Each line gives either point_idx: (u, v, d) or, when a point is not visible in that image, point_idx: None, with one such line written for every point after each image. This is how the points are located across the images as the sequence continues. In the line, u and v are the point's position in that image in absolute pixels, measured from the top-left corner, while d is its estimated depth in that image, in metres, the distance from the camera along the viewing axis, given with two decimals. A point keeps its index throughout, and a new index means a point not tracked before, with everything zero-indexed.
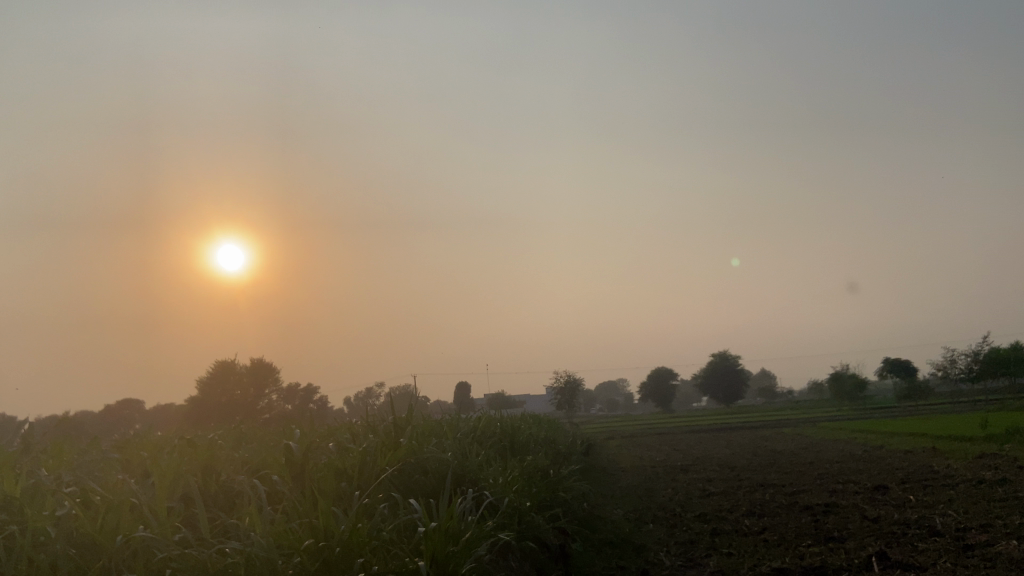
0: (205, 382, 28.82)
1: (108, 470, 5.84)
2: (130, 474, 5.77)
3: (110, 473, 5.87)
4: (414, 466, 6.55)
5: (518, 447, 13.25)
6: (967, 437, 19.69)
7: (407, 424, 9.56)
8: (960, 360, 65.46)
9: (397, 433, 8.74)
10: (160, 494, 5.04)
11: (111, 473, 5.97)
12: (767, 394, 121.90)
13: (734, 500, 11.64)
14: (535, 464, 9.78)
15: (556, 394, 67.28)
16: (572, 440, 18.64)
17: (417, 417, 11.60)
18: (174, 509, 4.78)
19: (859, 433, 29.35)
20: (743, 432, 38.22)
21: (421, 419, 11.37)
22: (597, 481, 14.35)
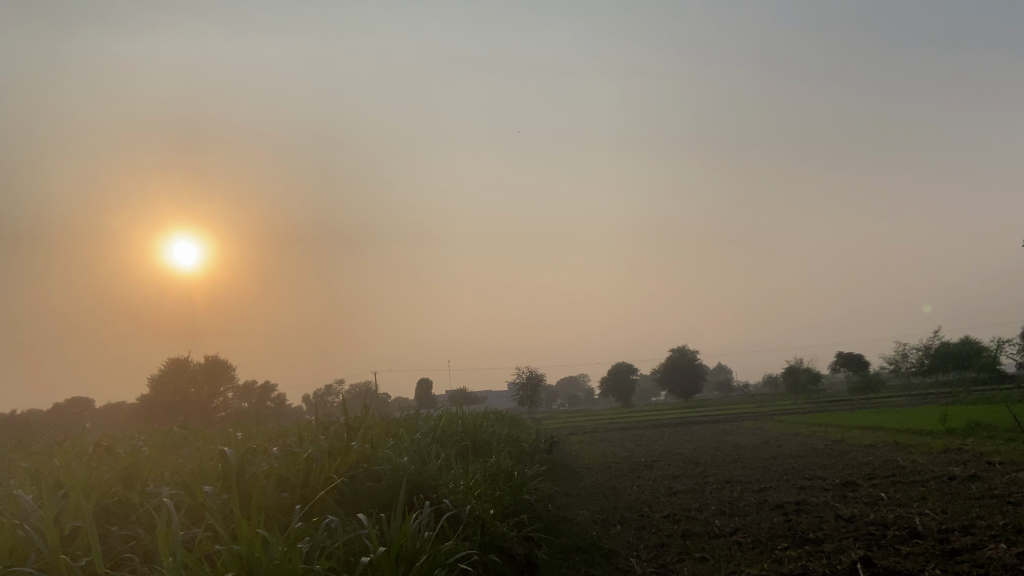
0: (158, 380, 27.85)
1: (20, 481, 5.28)
2: (38, 486, 5.20)
3: (27, 481, 5.33)
4: (372, 472, 6.01)
5: (478, 446, 12.81)
6: (926, 431, 19.86)
7: (362, 426, 9.02)
8: (912, 353, 66.95)
9: (348, 435, 8.19)
10: (64, 514, 4.51)
11: (22, 483, 5.40)
12: (724, 389, 123.29)
13: (704, 499, 11.27)
14: (497, 465, 9.30)
15: (516, 390, 66.93)
16: (537, 438, 18.19)
17: (375, 419, 10.95)
18: (67, 534, 4.22)
19: (813, 427, 29.59)
20: (698, 428, 38.65)
21: (376, 419, 10.85)
22: (560, 480, 13.95)
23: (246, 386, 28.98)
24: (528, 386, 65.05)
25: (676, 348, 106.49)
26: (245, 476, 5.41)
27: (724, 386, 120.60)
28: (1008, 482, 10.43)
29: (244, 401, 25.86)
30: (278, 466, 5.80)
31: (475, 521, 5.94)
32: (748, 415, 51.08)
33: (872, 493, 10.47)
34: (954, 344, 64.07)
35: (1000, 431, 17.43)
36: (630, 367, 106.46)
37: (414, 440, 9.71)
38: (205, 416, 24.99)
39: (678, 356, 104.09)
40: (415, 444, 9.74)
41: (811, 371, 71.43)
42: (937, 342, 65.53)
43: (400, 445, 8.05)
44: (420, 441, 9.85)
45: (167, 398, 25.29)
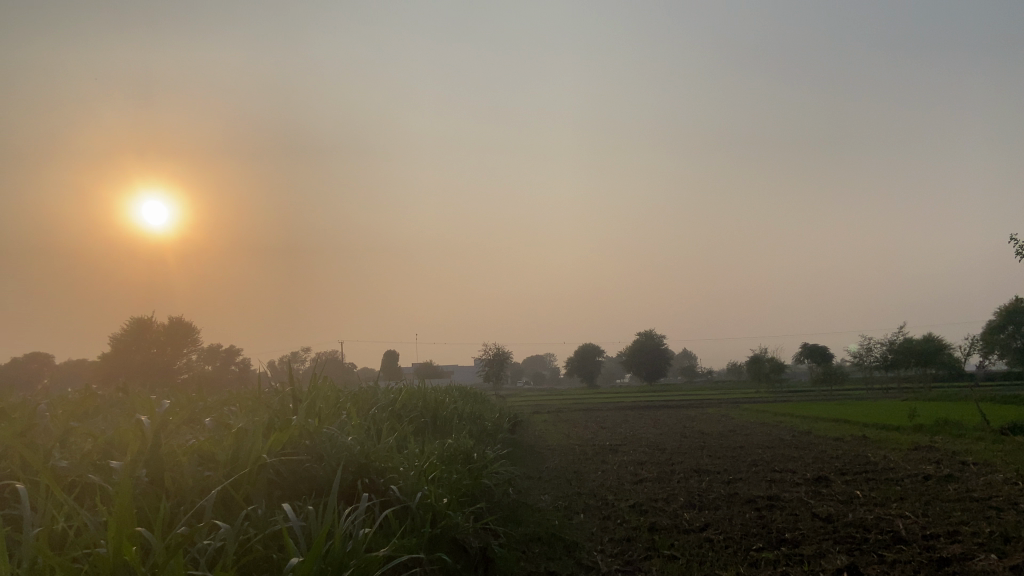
0: (117, 340, 26.77)
1: None
2: None
3: None
4: (312, 451, 5.38)
5: (439, 424, 12.19)
6: (895, 426, 19.68)
7: (312, 398, 8.31)
8: (875, 348, 67.66)
9: (292, 407, 7.50)
10: None
11: None
12: (689, 374, 124.24)
13: (671, 488, 10.80)
14: (456, 446, 8.68)
15: (483, 366, 66.33)
16: (501, 417, 17.65)
17: (329, 389, 10.28)
18: None
19: (778, 417, 29.50)
20: (661, 413, 38.48)
21: (330, 391, 10.18)
22: (522, 462, 13.38)
23: (208, 349, 27.99)
24: (495, 363, 64.51)
25: (644, 332, 106.81)
26: (162, 449, 4.73)
27: (689, 372, 121.42)
28: (985, 484, 10.11)
29: (199, 365, 24.93)
30: (204, 440, 5.14)
31: (426, 511, 5.30)
32: (712, 402, 51.19)
33: (846, 491, 10.07)
34: (916, 340, 64.83)
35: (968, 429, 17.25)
36: (598, 348, 106.61)
37: (370, 417, 9.04)
38: (163, 376, 24.03)
39: (645, 340, 104.37)
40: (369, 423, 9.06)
41: (775, 360, 71.90)
42: (900, 338, 66.28)
43: (347, 420, 7.36)
44: (375, 419, 9.16)
45: (125, 356, 24.30)
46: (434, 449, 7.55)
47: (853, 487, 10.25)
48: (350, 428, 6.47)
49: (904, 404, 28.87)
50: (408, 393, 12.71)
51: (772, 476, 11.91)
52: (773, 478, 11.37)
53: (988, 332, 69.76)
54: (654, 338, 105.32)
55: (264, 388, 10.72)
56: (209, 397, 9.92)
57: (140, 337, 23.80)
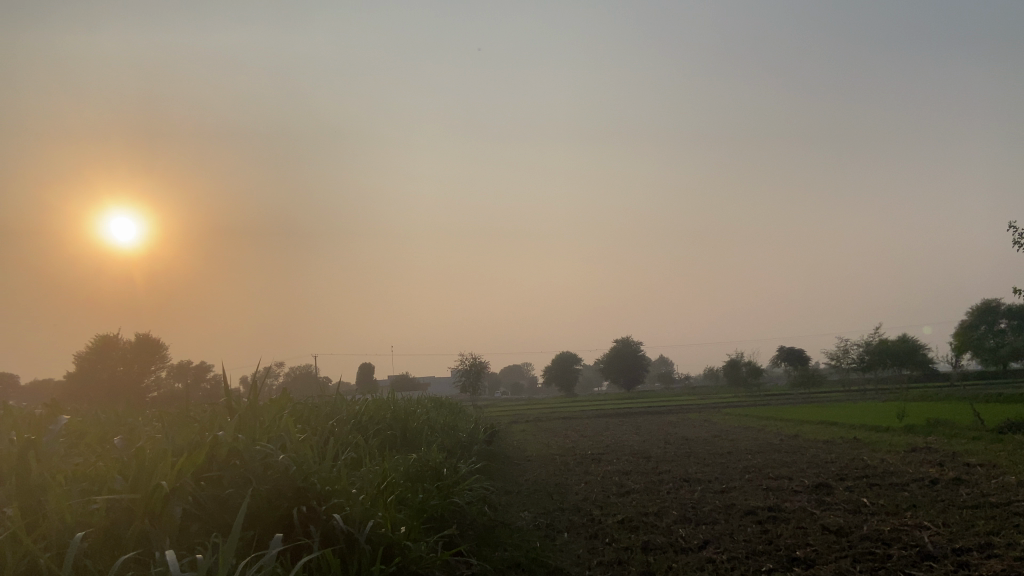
0: (82, 359, 25.56)
1: None
2: None
3: None
4: (240, 474, 4.54)
5: (409, 437, 11.32)
6: (884, 428, 19.08)
7: (261, 414, 7.40)
8: (852, 349, 67.68)
9: (231, 423, 6.61)
10: None
11: None
12: (666, 381, 123.98)
13: (662, 500, 10.00)
14: (425, 461, 7.78)
15: (460, 377, 65.28)
16: (475, 428, 16.77)
17: (284, 401, 9.37)
18: None
19: (760, 421, 28.95)
20: (641, 419, 37.86)
21: (286, 403, 9.27)
22: (499, 476, 12.49)
23: (177, 365, 26.89)
24: (473, 373, 63.49)
25: (620, 339, 106.47)
26: (45, 482, 3.98)
27: (666, 377, 121.30)
28: (997, 487, 9.42)
29: (159, 382, 23.69)
30: (105, 471, 4.37)
31: (379, 546, 4.41)
32: (690, 407, 50.63)
33: (852, 500, 9.30)
34: (892, 341, 64.94)
35: (961, 429, 16.66)
36: (575, 355, 106.06)
37: (329, 436, 8.11)
38: (130, 394, 22.95)
39: (622, 347, 103.90)
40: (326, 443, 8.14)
41: (751, 364, 71.82)
42: (876, 339, 66.37)
43: (296, 436, 6.45)
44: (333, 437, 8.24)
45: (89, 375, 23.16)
46: (394, 469, 6.62)
47: (858, 497, 9.47)
48: (294, 445, 5.57)
49: (886, 406, 28.43)
50: (373, 405, 11.82)
51: (768, 483, 11.14)
52: (771, 485, 10.59)
53: (961, 331, 70.15)
54: (629, 344, 105.18)
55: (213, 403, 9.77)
56: (154, 414, 9.00)
57: (105, 355, 22.69)
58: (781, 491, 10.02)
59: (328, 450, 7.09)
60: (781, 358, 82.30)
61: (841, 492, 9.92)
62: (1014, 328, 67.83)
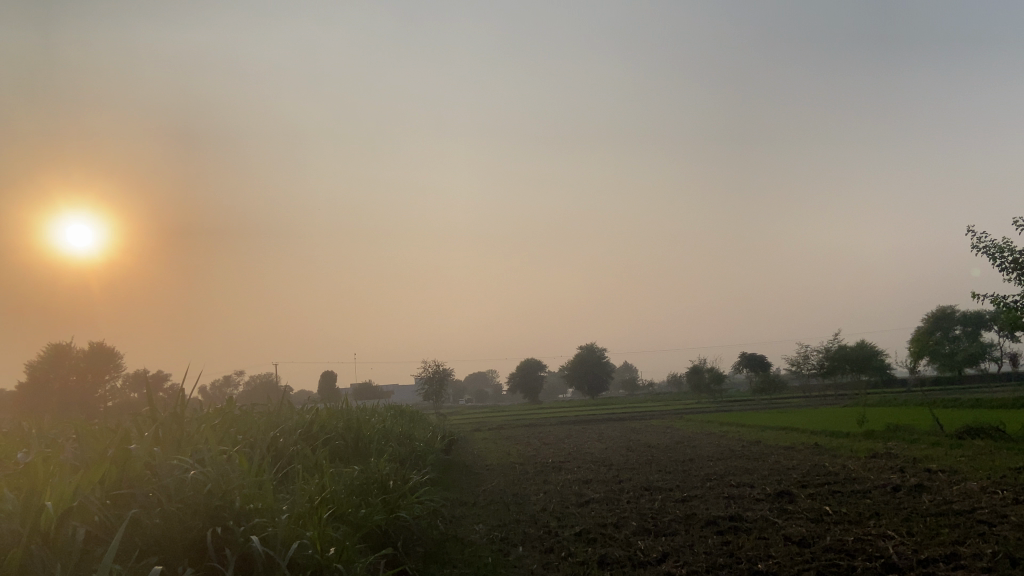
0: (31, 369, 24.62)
1: None
2: None
3: None
4: (151, 490, 4.27)
5: (361, 448, 10.88)
6: (844, 433, 19.07)
7: (192, 434, 6.94)
8: (812, 355, 68.43)
9: (158, 441, 6.17)
10: None
11: None
12: (631, 386, 124.38)
13: (621, 510, 9.69)
14: (372, 472, 7.35)
15: (424, 384, 64.61)
16: (433, 437, 16.34)
17: (224, 416, 8.88)
18: None
19: (722, 426, 28.93)
20: (604, 425, 37.66)
21: (224, 420, 8.82)
22: (456, 487, 12.10)
23: (129, 375, 25.98)
24: (436, 380, 62.87)
25: (585, 345, 106.59)
26: None
27: (631, 383, 121.74)
28: (961, 494, 9.27)
29: (108, 393, 22.80)
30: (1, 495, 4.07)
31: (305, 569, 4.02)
32: (654, 413, 50.61)
33: (815, 508, 9.11)
34: (851, 346, 65.84)
35: (920, 434, 16.66)
36: (539, 362, 105.87)
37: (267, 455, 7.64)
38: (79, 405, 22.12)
39: (587, 353, 103.99)
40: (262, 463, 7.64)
41: (714, 370, 72.29)
42: (836, 344, 67.24)
43: (227, 451, 6.03)
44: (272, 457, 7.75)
45: (36, 386, 22.28)
46: (334, 483, 6.19)
47: (820, 505, 9.25)
48: (221, 459, 5.22)
49: (847, 410, 28.58)
50: (323, 416, 11.35)
51: (730, 491, 10.90)
52: (732, 494, 10.35)
53: (918, 336, 71.41)
54: (594, 350, 105.34)
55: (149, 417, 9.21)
56: (84, 431, 8.44)
57: (52, 365, 21.82)
58: (742, 500, 9.80)
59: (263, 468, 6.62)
60: (743, 364, 83.04)
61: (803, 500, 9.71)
62: (968, 333, 69.25)
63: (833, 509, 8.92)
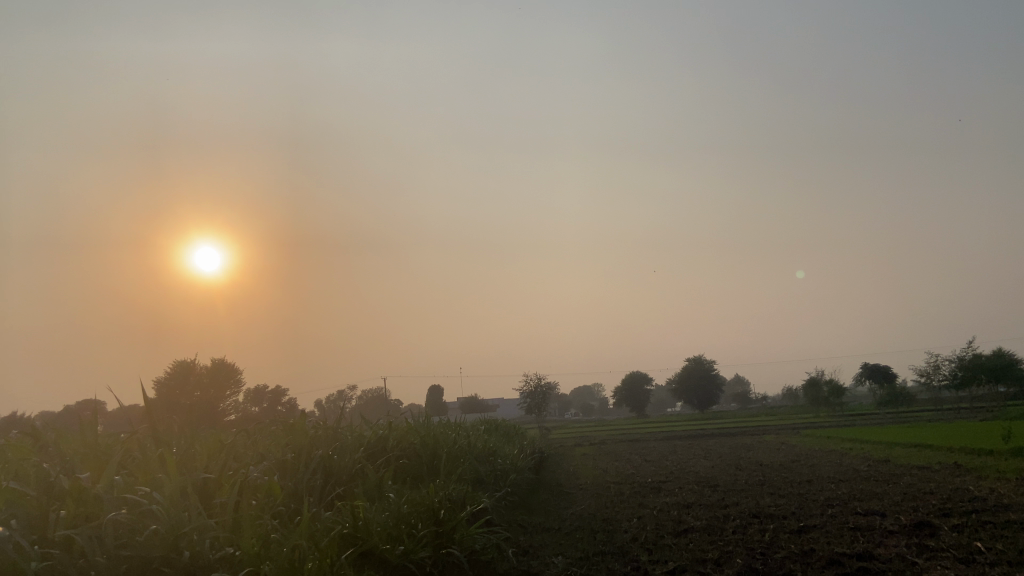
0: (161, 382, 27.78)
1: None
2: None
3: None
4: (105, 533, 5.00)
5: (434, 467, 10.11)
6: (989, 451, 16.77)
7: (199, 476, 6.36)
8: (942, 365, 63.08)
9: (169, 484, 5.89)
10: None
11: None
12: (742, 401, 119.61)
13: (724, 541, 8.42)
14: (428, 498, 6.47)
15: (525, 399, 63.60)
16: (522, 454, 15.43)
17: (282, 448, 8.43)
18: None
19: (843, 443, 26.54)
20: (709, 441, 35.54)
21: (266, 451, 8.21)
22: (543, 512, 11.05)
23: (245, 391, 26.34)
24: (538, 395, 61.92)
25: (691, 357, 103.22)
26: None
27: (741, 397, 116.88)
28: None
29: (228, 405, 23.13)
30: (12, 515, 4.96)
31: None
32: (765, 429, 47.61)
33: (961, 544, 7.57)
34: (985, 355, 60.42)
35: None
36: (646, 375, 103.12)
37: (310, 497, 6.87)
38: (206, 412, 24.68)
39: (694, 365, 100.47)
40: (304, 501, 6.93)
41: (832, 383, 67.81)
42: (968, 353, 61.81)
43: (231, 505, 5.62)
44: (316, 497, 6.99)
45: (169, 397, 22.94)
46: (368, 517, 5.40)
47: (957, 540, 7.75)
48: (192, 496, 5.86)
49: (988, 425, 25.55)
50: (400, 434, 10.80)
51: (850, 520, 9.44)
52: (851, 525, 8.97)
53: None
54: (701, 362, 101.78)
55: (218, 438, 8.87)
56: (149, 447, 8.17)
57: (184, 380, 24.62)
58: (859, 531, 8.46)
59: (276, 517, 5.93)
60: (864, 375, 77.66)
61: (930, 532, 8.29)
62: None
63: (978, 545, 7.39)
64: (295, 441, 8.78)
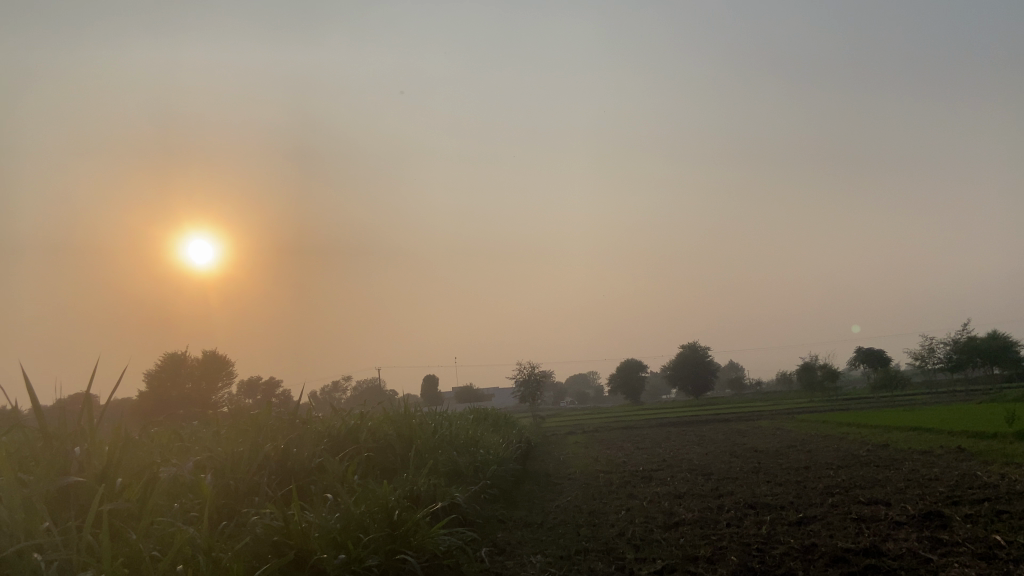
0: (154, 376, 27.66)
1: None
2: None
3: None
4: None
5: (407, 460, 9.43)
6: (994, 434, 16.15)
7: (86, 478, 5.71)
8: (937, 348, 62.57)
9: (44, 491, 5.25)
10: None
11: None
12: (737, 386, 119.42)
13: (718, 536, 7.72)
14: (382, 496, 5.79)
15: (518, 387, 62.95)
16: (507, 444, 14.75)
17: (234, 443, 7.75)
18: None
19: (841, 428, 25.94)
20: (704, 428, 34.94)
21: (209, 450, 7.53)
22: (525, 505, 10.41)
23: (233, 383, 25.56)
24: (531, 383, 61.43)
25: (686, 344, 102.74)
26: None
27: (736, 383, 116.40)
28: None
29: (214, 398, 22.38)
30: None
31: None
32: (760, 415, 47.05)
33: (977, 537, 6.90)
34: (980, 337, 60.06)
35: None
36: (640, 363, 102.63)
37: (247, 502, 6.18)
38: (192, 404, 24.36)
39: (688, 351, 99.90)
40: (244, 502, 6.26)
41: (827, 367, 67.38)
42: (963, 336, 61.40)
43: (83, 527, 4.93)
44: (258, 499, 6.30)
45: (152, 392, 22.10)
46: (297, 527, 4.72)
47: (961, 533, 7.08)
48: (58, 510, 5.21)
49: (989, 408, 25.01)
50: (373, 424, 10.10)
51: (844, 511, 8.79)
52: (843, 517, 8.32)
53: None
54: (696, 348, 101.33)
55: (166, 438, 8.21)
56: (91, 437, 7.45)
57: (174, 373, 24.50)
58: (856, 524, 7.82)
59: (165, 526, 5.24)
60: (859, 359, 77.25)
61: (932, 525, 7.62)
62: None
63: (989, 540, 6.72)
64: (252, 434, 8.09)
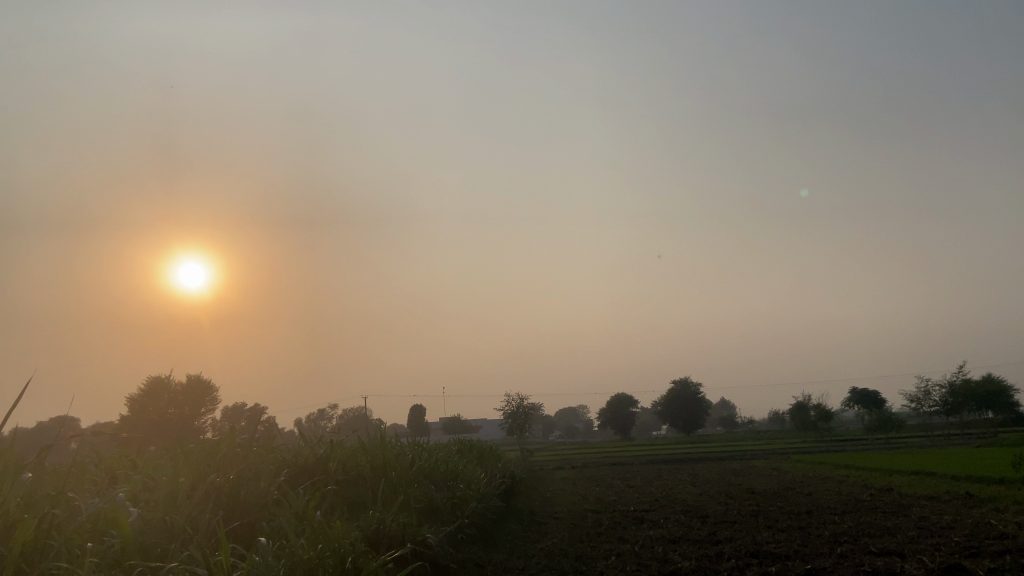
0: (133, 401, 26.70)
1: None
2: None
3: None
4: None
5: (377, 495, 8.63)
6: (1003, 480, 15.38)
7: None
8: (931, 391, 61.87)
9: None
10: None
11: None
12: (728, 424, 118.26)
13: None
14: (336, 539, 5.04)
15: (507, 420, 61.76)
16: (490, 479, 13.88)
17: (180, 474, 6.99)
18: None
19: (838, 471, 25.08)
20: (696, 467, 33.97)
21: (150, 483, 6.75)
22: (506, 547, 9.60)
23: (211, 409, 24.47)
24: (520, 416, 60.22)
25: (678, 380, 101.79)
26: None
27: (728, 421, 115.06)
28: None
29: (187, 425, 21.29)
30: None
31: None
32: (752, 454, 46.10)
33: None
34: (974, 380, 59.37)
35: None
36: (631, 398, 101.47)
37: (179, 541, 5.44)
38: (165, 428, 23.27)
39: (679, 388, 98.83)
40: (174, 541, 5.52)
41: (819, 407, 66.53)
42: (957, 379, 60.73)
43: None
44: (194, 538, 5.56)
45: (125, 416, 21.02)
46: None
47: None
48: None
49: (991, 453, 24.21)
50: (343, 455, 9.30)
51: (852, 561, 8.03)
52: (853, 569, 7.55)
53: None
54: (687, 384, 100.36)
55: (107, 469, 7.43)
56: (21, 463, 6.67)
57: (149, 397, 23.42)
58: None
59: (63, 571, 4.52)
60: (852, 400, 76.43)
61: None
62: None
63: None
64: (203, 465, 7.31)
